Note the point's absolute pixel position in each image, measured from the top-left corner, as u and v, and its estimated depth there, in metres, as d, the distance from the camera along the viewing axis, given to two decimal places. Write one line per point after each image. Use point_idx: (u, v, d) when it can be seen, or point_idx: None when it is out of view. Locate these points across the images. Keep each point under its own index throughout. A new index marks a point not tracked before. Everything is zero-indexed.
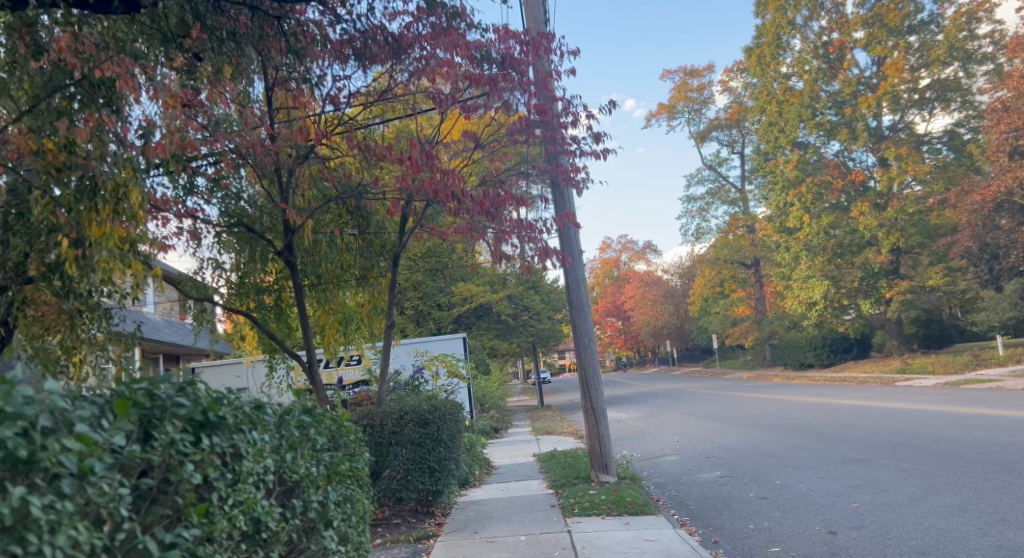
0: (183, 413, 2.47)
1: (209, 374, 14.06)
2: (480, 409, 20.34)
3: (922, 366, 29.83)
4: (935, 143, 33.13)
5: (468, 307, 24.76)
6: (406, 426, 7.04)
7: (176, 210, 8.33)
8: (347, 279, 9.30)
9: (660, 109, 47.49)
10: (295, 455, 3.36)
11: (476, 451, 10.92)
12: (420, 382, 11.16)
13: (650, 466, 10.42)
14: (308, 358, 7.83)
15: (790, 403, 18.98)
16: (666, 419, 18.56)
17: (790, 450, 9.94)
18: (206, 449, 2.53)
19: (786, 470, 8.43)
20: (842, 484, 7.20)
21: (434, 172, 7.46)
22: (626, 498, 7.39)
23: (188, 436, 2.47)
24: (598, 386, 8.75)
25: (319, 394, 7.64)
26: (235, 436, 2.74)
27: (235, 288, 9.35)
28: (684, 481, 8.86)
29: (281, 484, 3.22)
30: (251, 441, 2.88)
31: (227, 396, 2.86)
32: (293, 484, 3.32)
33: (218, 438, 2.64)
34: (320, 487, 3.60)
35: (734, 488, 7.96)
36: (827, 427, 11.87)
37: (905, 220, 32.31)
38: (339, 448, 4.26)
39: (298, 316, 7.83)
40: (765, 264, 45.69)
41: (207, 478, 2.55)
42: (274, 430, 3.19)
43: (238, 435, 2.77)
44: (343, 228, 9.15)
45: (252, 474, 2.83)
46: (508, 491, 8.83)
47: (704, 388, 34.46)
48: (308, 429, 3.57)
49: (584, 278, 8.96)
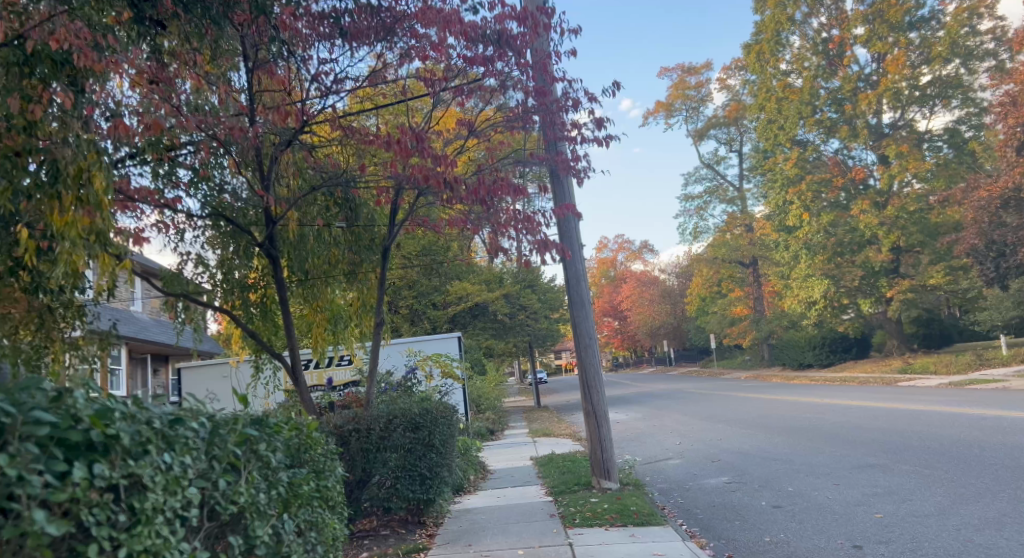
0: (43, 434, 1.95)
1: (194, 375, 13.63)
2: (476, 410, 19.87)
3: (924, 365, 29.41)
4: (938, 140, 32.73)
5: (464, 304, 24.01)
6: (395, 430, 6.52)
7: (154, 201, 7.89)
8: (336, 275, 8.85)
9: (658, 107, 47.08)
10: (235, 479, 2.85)
11: (471, 455, 10.47)
12: (412, 382, 10.70)
13: (654, 470, 9.97)
14: (291, 361, 7.33)
15: (792, 403, 18.57)
16: (666, 420, 18.13)
17: (800, 454, 9.52)
18: (78, 484, 2.01)
19: (800, 476, 7.98)
20: (861, 492, 6.77)
21: (426, 159, 6.96)
22: (631, 507, 6.92)
23: (51, 467, 1.95)
24: (600, 387, 8.30)
25: (304, 398, 7.14)
26: (132, 465, 2.22)
27: (220, 286, 8.90)
28: (689, 488, 8.41)
29: (211, 518, 2.72)
30: (163, 466, 2.37)
31: (129, 410, 2.33)
32: (230, 517, 2.83)
33: (104, 467, 2.12)
34: (272, 517, 3.10)
35: (745, 495, 7.51)
36: (835, 429, 11.47)
37: (906, 218, 31.95)
38: (303, 464, 3.79)
39: (282, 316, 7.32)
40: (764, 263, 45.28)
41: (82, 521, 2.04)
42: (203, 450, 2.68)
43: (139, 462, 2.25)
44: (331, 221, 8.67)
45: (161, 511, 2.33)
46: (505, 499, 8.36)
47: (703, 389, 34.02)
48: (257, 446, 3.07)
49: (585, 273, 8.50)
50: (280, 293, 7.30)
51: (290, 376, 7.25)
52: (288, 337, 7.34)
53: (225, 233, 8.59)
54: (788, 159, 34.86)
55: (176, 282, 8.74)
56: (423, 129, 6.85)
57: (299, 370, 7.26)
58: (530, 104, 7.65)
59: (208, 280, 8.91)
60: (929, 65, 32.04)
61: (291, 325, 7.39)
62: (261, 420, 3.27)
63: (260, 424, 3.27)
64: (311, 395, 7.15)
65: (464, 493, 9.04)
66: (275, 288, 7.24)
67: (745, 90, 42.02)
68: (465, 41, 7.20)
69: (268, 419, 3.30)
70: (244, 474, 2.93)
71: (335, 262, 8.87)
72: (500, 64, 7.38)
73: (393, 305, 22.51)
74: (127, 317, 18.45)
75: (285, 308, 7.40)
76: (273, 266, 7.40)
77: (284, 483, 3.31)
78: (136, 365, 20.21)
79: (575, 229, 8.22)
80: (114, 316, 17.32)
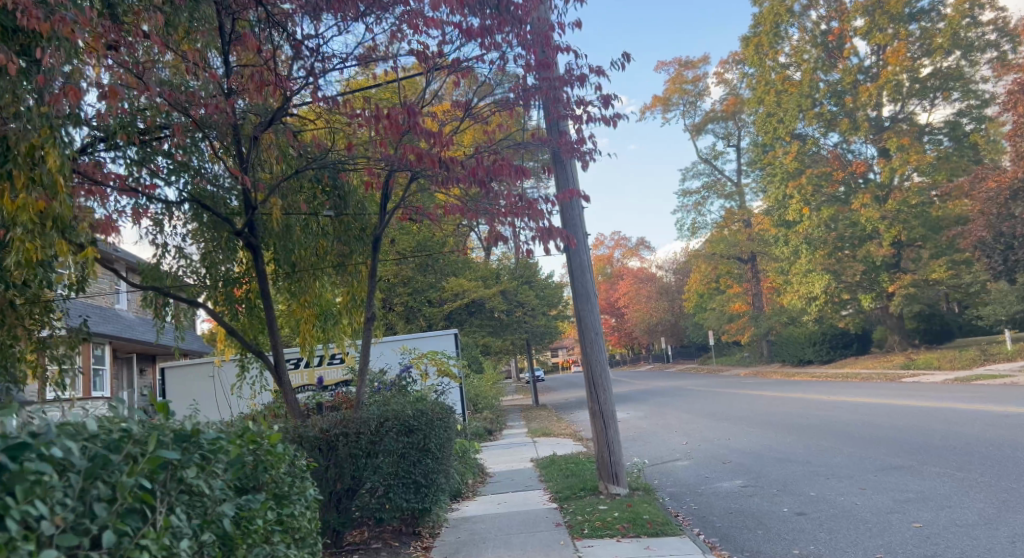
0: None
1: (175, 383, 13.09)
2: (473, 409, 19.31)
3: (927, 360, 29.03)
4: (938, 134, 32.25)
5: (461, 302, 23.19)
6: (387, 436, 5.89)
7: (127, 189, 7.31)
8: (325, 268, 8.30)
9: (655, 102, 46.56)
10: (139, 525, 2.17)
11: (469, 457, 9.93)
12: (407, 382, 10.17)
13: (662, 473, 9.44)
14: (274, 359, 6.72)
15: (797, 401, 18.07)
16: (669, 419, 17.61)
17: (817, 454, 8.99)
18: None
19: (821, 479, 7.45)
20: (891, 497, 6.25)
21: (418, 136, 6.38)
22: (644, 516, 6.37)
23: None
24: (607, 385, 7.77)
25: (289, 400, 6.53)
26: None
27: (203, 280, 8.39)
28: (703, 493, 7.88)
29: None
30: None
31: None
32: None
33: None
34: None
35: (764, 500, 6.99)
36: (849, 428, 10.97)
37: (908, 212, 31.49)
38: (255, 488, 3.14)
39: (263, 309, 6.71)
40: (763, 258, 44.81)
41: None
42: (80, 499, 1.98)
43: None
44: (318, 209, 8.15)
45: None
46: (506, 506, 7.80)
47: (703, 386, 33.55)
48: (182, 473, 2.42)
49: (589, 263, 7.98)
50: (262, 284, 6.72)
51: (272, 374, 6.67)
52: (269, 332, 6.70)
53: (207, 224, 8.01)
54: (787, 153, 34.40)
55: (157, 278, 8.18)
56: (415, 102, 6.26)
57: (282, 369, 6.68)
58: (533, 81, 7.08)
59: (192, 275, 8.37)
60: (929, 57, 31.55)
61: (274, 319, 6.77)
62: (186, 435, 2.52)
63: (184, 441, 2.51)
64: (296, 396, 6.55)
65: (461, 499, 8.48)
66: (255, 278, 6.64)
67: (744, 83, 41.50)
68: (462, 10, 6.62)
69: (199, 436, 2.58)
70: (156, 517, 2.24)
71: (323, 254, 8.33)
72: (499, 32, 6.80)
73: (387, 302, 21.91)
74: (101, 312, 17.86)
75: (268, 300, 6.80)
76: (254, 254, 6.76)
77: (228, 516, 2.65)
78: (121, 365, 19.65)
79: (580, 215, 7.66)
80: (84, 309, 16.76)
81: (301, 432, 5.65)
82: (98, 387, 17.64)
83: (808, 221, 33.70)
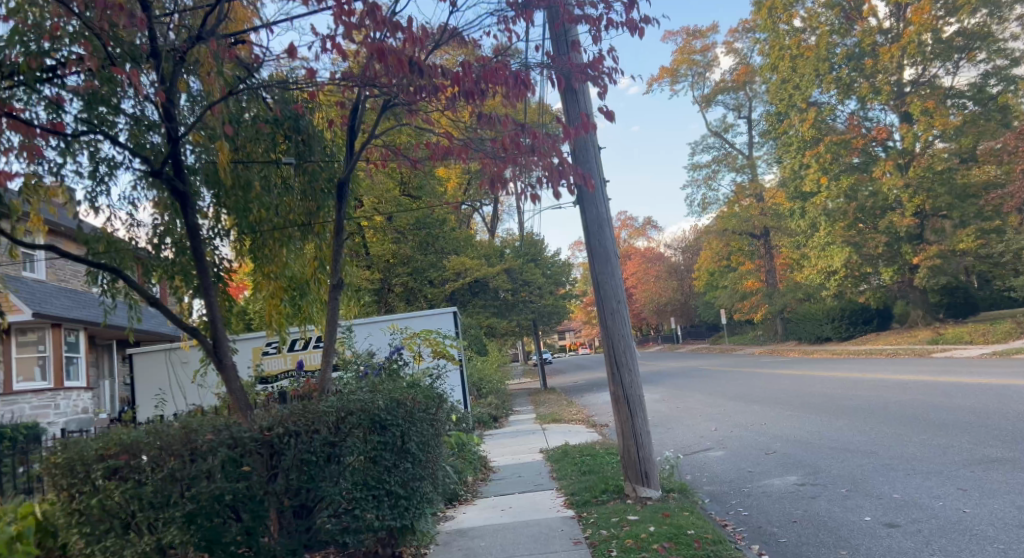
0: None
1: (145, 368, 11.81)
2: (477, 394, 17.87)
3: (957, 335, 27.50)
4: (962, 98, 30.10)
5: (463, 282, 21.54)
6: (350, 438, 4.39)
7: (37, 132, 5.95)
8: (290, 231, 6.94)
9: (662, 73, 44.60)
10: None
11: (468, 452, 8.58)
12: (398, 364, 8.79)
13: (696, 467, 8.08)
14: (211, 337, 5.20)
15: (829, 381, 16.58)
16: (689, 402, 16.18)
17: (883, 443, 7.57)
18: None
19: (900, 477, 6.05)
20: (1012, 506, 4.87)
21: (385, 37, 4.91)
22: (688, 532, 4.91)
23: None
24: (633, 365, 6.34)
25: (232, 387, 5.11)
26: None
27: (156, 252, 7.11)
28: (751, 494, 6.49)
29: None
30: None
31: None
32: None
33: None
34: None
35: (836, 506, 5.60)
36: (907, 411, 9.59)
37: (933, 179, 29.52)
38: None
39: (197, 275, 5.23)
40: (776, 234, 43.12)
41: None
42: None
43: None
44: (279, 158, 6.86)
45: None
46: (511, 514, 6.35)
47: (719, 365, 32.08)
48: None
49: (607, 217, 6.52)
50: (197, 242, 5.24)
51: (211, 357, 5.20)
52: (207, 307, 5.19)
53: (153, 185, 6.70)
54: (803, 121, 32.74)
55: (105, 248, 6.83)
56: None
57: (225, 349, 5.20)
58: None
59: (145, 245, 7.09)
60: (954, 15, 29.48)
61: (211, 287, 5.30)
62: None
63: None
64: (241, 384, 5.11)
65: (457, 503, 7.07)
66: (187, 236, 5.12)
67: (755, 50, 39.57)
68: None
69: None
70: None
71: (286, 214, 6.96)
72: None
73: (384, 284, 20.48)
74: (71, 295, 16.79)
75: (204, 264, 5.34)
76: (186, 204, 5.25)
77: None
78: (101, 353, 18.40)
79: (596, 153, 6.11)
80: (40, 289, 15.77)
81: (234, 433, 4.13)
82: (72, 377, 16.32)
83: (827, 191, 32.08)
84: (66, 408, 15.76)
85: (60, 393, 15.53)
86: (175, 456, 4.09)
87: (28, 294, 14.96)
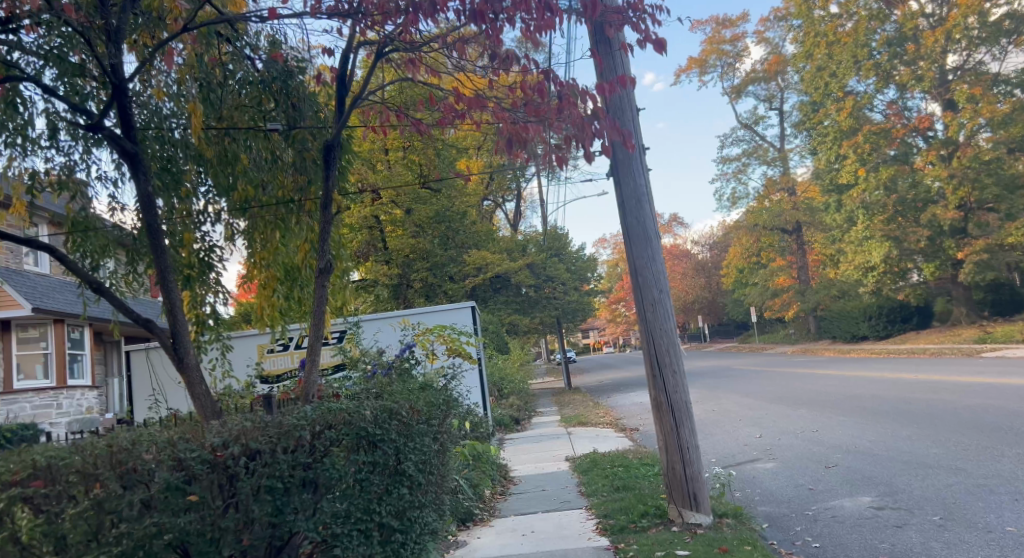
0: None
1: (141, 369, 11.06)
2: (497, 395, 16.93)
3: (1006, 334, 25.83)
4: (1009, 85, 28.34)
5: (484, 277, 20.42)
6: (330, 458, 3.54)
7: None
8: (281, 210, 6.13)
9: (690, 64, 43.18)
10: None
11: (484, 461, 7.64)
12: (410, 363, 7.85)
13: (747, 482, 7.04)
14: (169, 330, 4.35)
15: (879, 382, 15.28)
16: (724, 404, 15.11)
17: (970, 459, 6.45)
18: None
19: (1007, 504, 4.98)
20: None
21: None
22: None
23: None
24: (676, 365, 5.34)
25: (195, 388, 4.28)
26: None
27: (141, 238, 6.37)
28: (819, 520, 5.44)
29: None
30: None
31: None
32: None
33: None
34: None
35: (935, 540, 4.54)
36: (984, 418, 8.40)
37: (979, 169, 27.76)
38: None
39: (154, 256, 4.43)
40: (810, 229, 41.51)
41: None
42: None
43: None
44: (266, 127, 6.06)
45: None
46: (534, 542, 5.34)
47: (750, 365, 30.74)
48: None
49: (645, 188, 5.53)
50: (153, 214, 4.49)
51: (170, 353, 4.34)
52: (164, 292, 4.37)
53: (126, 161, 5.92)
54: (840, 109, 31.22)
55: (78, 234, 6.07)
56: None
57: (186, 343, 4.36)
58: None
59: (128, 231, 6.34)
60: None
61: (169, 269, 4.48)
62: None
63: None
64: (207, 388, 4.31)
65: (472, 524, 6.12)
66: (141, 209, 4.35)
67: (788, 39, 37.97)
68: None
69: None
70: None
71: (276, 190, 6.14)
72: None
73: (403, 280, 19.39)
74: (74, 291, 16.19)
75: (163, 243, 4.59)
76: (138, 168, 4.51)
77: None
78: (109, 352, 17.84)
79: (634, 115, 5.12)
80: (42, 283, 15.21)
81: (178, 452, 3.24)
82: (77, 375, 15.75)
83: (865, 183, 30.53)
84: (70, 407, 15.15)
85: (63, 391, 14.92)
86: (101, 483, 3.14)
87: (28, 288, 14.34)
